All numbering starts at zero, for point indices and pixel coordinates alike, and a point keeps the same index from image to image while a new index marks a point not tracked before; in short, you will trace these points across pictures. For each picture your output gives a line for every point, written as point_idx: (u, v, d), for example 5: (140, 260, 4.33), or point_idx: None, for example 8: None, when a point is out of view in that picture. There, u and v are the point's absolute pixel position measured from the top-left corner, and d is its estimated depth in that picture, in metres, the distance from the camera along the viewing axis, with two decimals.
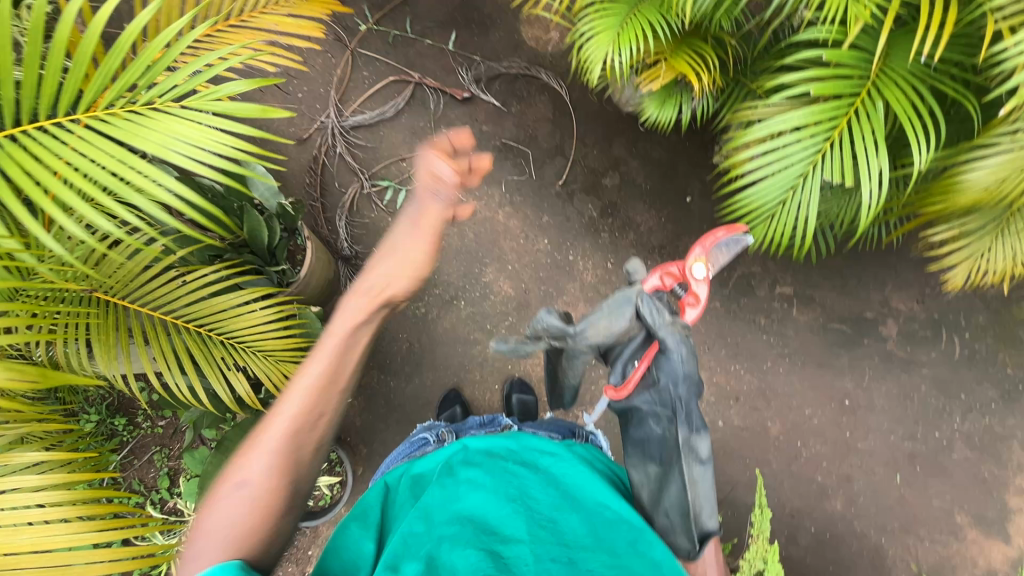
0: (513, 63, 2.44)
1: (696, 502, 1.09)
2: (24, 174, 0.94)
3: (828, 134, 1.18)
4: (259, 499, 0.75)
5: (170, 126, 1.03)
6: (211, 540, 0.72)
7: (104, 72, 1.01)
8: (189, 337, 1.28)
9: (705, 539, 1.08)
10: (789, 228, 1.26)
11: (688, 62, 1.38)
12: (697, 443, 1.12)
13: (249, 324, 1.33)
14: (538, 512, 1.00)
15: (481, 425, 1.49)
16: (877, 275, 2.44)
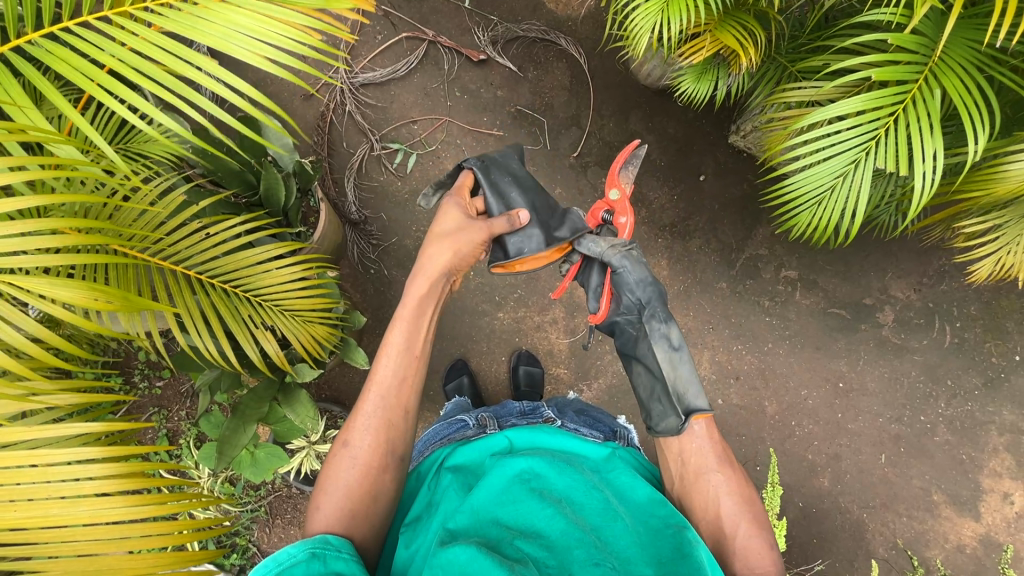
0: (532, 25, 2.34)
1: (678, 383, 1.25)
2: (78, 68, 0.85)
3: (885, 121, 1.16)
4: (366, 463, 1.08)
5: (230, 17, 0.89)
6: (339, 486, 1.05)
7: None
8: (216, 294, 1.22)
9: (690, 412, 1.20)
10: (835, 215, 1.26)
11: (735, 36, 1.33)
12: (664, 331, 1.30)
13: (276, 284, 1.28)
14: (579, 514, 1.02)
15: (522, 415, 1.45)
16: (878, 262, 2.48)
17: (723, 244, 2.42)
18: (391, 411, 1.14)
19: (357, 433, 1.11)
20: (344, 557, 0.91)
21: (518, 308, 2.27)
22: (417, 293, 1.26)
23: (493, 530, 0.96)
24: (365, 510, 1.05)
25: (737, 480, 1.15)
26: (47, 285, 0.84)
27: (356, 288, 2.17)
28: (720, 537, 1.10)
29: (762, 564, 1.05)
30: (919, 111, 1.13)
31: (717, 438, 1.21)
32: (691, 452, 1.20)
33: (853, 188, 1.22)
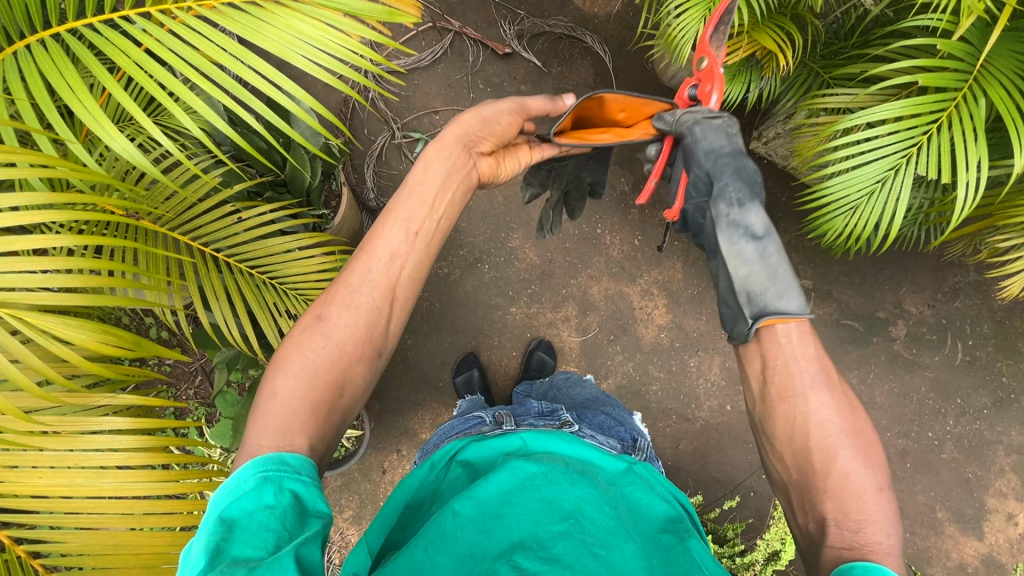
0: (559, 22, 2.33)
1: (750, 280, 0.99)
2: (126, 61, 0.81)
3: (926, 128, 1.14)
4: (335, 346, 0.88)
5: (290, 22, 0.81)
6: (299, 372, 0.85)
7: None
8: (242, 278, 1.23)
9: (758, 315, 0.97)
10: (868, 225, 1.24)
11: (772, 37, 1.33)
12: (740, 216, 1.01)
13: (302, 270, 1.28)
14: (589, 530, 0.98)
15: (540, 415, 1.43)
16: (893, 276, 2.47)
17: None
18: (376, 292, 0.92)
19: (335, 309, 0.90)
20: (304, 478, 0.75)
21: (531, 304, 2.26)
22: (428, 159, 1.03)
23: (498, 533, 0.95)
24: (327, 402, 0.85)
25: (842, 407, 0.90)
26: (60, 325, 0.83)
27: None
28: (813, 475, 0.88)
29: (861, 513, 0.84)
30: (962, 120, 1.11)
31: (813, 352, 0.94)
32: (778, 371, 0.93)
33: (892, 195, 1.19)
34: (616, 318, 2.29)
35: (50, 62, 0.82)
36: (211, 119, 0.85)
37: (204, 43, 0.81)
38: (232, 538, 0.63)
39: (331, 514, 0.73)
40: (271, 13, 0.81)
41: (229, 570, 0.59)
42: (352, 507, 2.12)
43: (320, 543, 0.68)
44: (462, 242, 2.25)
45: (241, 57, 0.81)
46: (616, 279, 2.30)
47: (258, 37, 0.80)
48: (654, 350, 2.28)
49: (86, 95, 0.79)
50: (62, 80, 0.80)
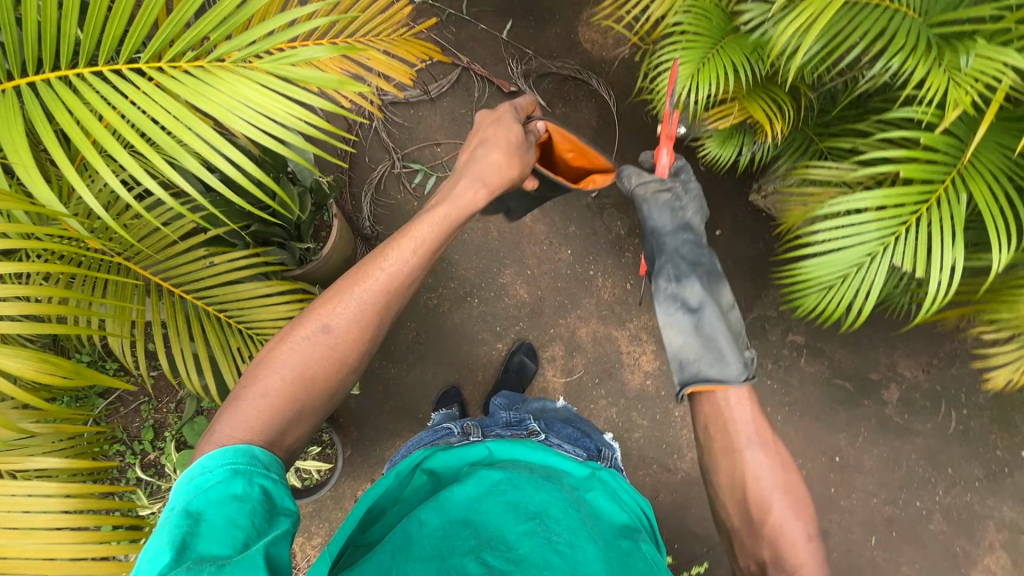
0: (566, 64, 2.36)
1: (687, 347, 1.35)
2: (74, 120, 0.76)
3: (908, 218, 1.14)
4: (333, 349, 0.98)
5: (237, 88, 0.83)
6: (292, 370, 0.94)
7: (170, 25, 0.81)
8: (207, 320, 1.23)
9: (692, 381, 1.29)
10: (844, 304, 1.22)
11: (763, 109, 1.32)
12: (677, 291, 1.42)
13: (270, 316, 1.28)
14: (554, 530, 1.00)
15: (507, 425, 1.40)
16: (889, 338, 2.43)
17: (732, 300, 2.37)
18: (381, 308, 1.03)
19: (337, 316, 0.99)
20: (271, 476, 0.81)
21: (517, 341, 2.26)
22: (457, 204, 1.18)
23: (465, 537, 0.97)
24: (313, 405, 0.95)
25: (773, 467, 1.16)
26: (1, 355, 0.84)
27: None
28: (755, 523, 1.13)
29: (795, 558, 1.07)
30: (943, 214, 1.13)
31: (749, 415, 1.23)
32: (710, 415, 1.27)
33: (868, 280, 1.18)
34: (602, 361, 2.27)
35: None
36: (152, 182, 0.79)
37: (162, 111, 0.79)
38: (198, 533, 0.69)
39: (297, 512, 0.78)
40: (221, 81, 0.83)
41: (195, 568, 0.64)
42: (321, 534, 2.10)
43: (288, 541, 0.74)
44: (454, 274, 2.25)
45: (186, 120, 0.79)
46: (605, 322, 2.29)
47: (197, 99, 0.83)
48: (638, 397, 2.26)
49: (21, 149, 0.73)
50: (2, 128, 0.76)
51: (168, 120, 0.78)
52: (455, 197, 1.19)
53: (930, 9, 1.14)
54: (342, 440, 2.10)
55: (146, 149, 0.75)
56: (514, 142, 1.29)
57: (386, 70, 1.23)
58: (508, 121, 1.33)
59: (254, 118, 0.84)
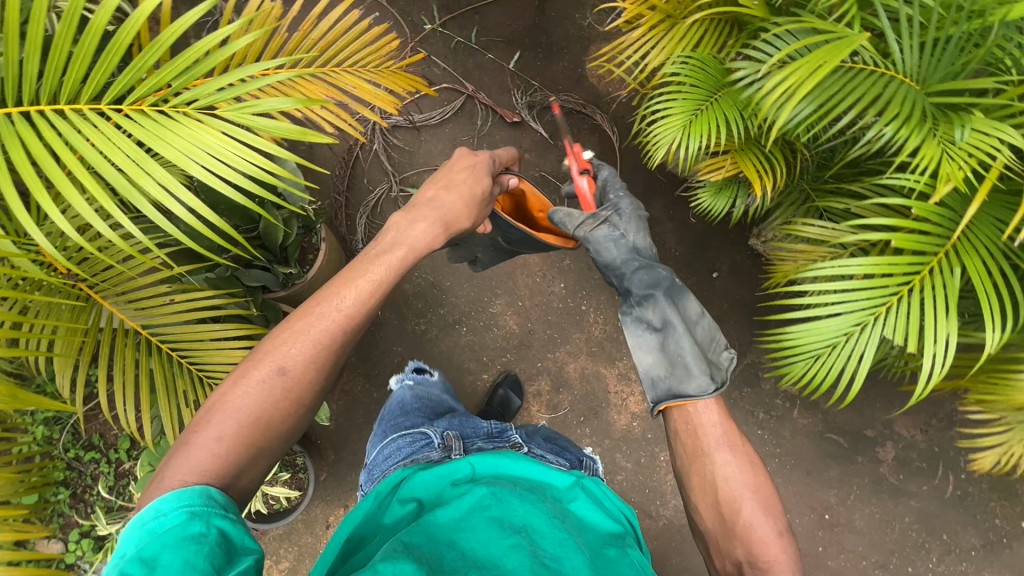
0: (571, 97, 2.35)
1: (656, 367, 1.30)
2: (27, 158, 0.81)
3: (899, 288, 1.11)
4: (282, 388, 0.91)
5: (199, 134, 0.90)
6: (236, 413, 0.87)
7: (136, 68, 0.89)
8: (155, 359, 1.21)
9: (662, 399, 1.25)
10: (831, 375, 1.18)
11: (754, 165, 1.30)
12: (640, 315, 1.35)
13: (224, 362, 1.26)
14: (540, 545, 0.93)
15: (488, 437, 1.34)
16: (888, 395, 2.34)
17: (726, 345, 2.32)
18: (336, 346, 0.98)
19: (287, 355, 0.93)
20: (230, 516, 0.74)
21: (503, 373, 2.22)
22: (414, 246, 1.13)
23: (450, 555, 0.88)
24: (259, 447, 0.88)
25: (741, 464, 1.14)
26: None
27: None
28: (729, 528, 1.09)
29: (767, 555, 1.04)
30: (936, 286, 1.08)
31: (718, 417, 1.21)
32: (681, 420, 1.24)
33: (857, 352, 1.14)
34: (588, 400, 2.23)
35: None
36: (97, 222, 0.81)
37: (118, 153, 0.85)
38: None
39: (261, 550, 0.72)
40: (181, 126, 0.91)
41: None
42: (289, 558, 2.06)
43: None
44: (444, 301, 2.22)
45: (144, 166, 0.85)
46: (594, 359, 2.25)
47: (159, 145, 0.89)
48: (623, 439, 2.20)
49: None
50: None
51: (126, 163, 0.84)
52: (411, 240, 1.14)
53: (927, 77, 1.10)
54: (317, 463, 2.06)
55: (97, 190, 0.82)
56: (475, 195, 1.28)
57: (372, 99, 1.32)
58: (481, 169, 1.32)
59: (212, 163, 0.89)
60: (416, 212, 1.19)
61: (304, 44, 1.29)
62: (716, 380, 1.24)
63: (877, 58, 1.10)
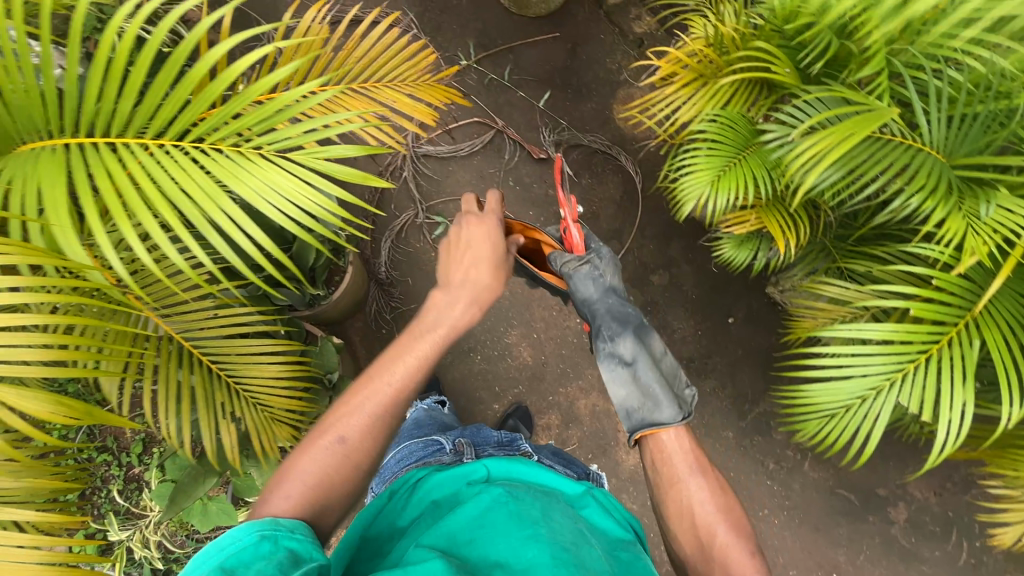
0: (597, 138, 2.42)
1: (627, 399, 1.36)
2: (108, 188, 0.86)
3: (914, 356, 1.12)
4: (344, 459, 0.94)
5: (271, 174, 0.94)
6: (302, 481, 0.90)
7: (218, 116, 0.96)
8: (198, 373, 1.24)
9: (635, 430, 1.31)
10: (844, 434, 1.18)
11: (778, 224, 1.32)
12: (611, 351, 1.41)
13: (260, 377, 1.30)
14: (559, 535, 0.96)
15: (500, 444, 1.37)
16: (902, 454, 2.30)
17: (738, 391, 2.31)
18: (391, 419, 1.02)
19: (348, 425, 0.97)
20: (296, 538, 0.76)
21: (514, 404, 2.23)
22: (453, 325, 1.18)
23: (472, 552, 0.90)
24: (325, 517, 0.89)
25: (711, 491, 1.17)
26: (19, 397, 0.75)
27: (363, 344, 2.20)
28: (708, 554, 1.09)
29: None
30: (953, 358, 1.09)
31: (688, 446, 1.26)
32: (653, 448, 1.28)
33: (870, 415, 1.15)
34: (598, 437, 2.22)
35: (37, 168, 0.88)
36: (169, 250, 0.85)
37: (195, 186, 0.91)
38: None
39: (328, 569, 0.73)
40: (257, 166, 0.94)
41: None
42: None
43: None
44: None
45: (218, 200, 0.90)
46: (606, 396, 2.25)
47: (235, 184, 0.92)
48: (630, 480, 2.19)
49: (62, 213, 0.83)
50: (51, 188, 0.85)
51: (198, 196, 0.90)
52: (450, 319, 1.19)
53: (954, 150, 1.13)
54: None
55: (172, 225, 0.84)
56: (494, 261, 1.31)
57: (410, 112, 1.35)
58: (491, 232, 1.35)
59: (281, 202, 0.93)
60: (454, 291, 1.25)
61: (346, 60, 1.33)
62: (683, 411, 1.30)
63: (905, 130, 1.13)
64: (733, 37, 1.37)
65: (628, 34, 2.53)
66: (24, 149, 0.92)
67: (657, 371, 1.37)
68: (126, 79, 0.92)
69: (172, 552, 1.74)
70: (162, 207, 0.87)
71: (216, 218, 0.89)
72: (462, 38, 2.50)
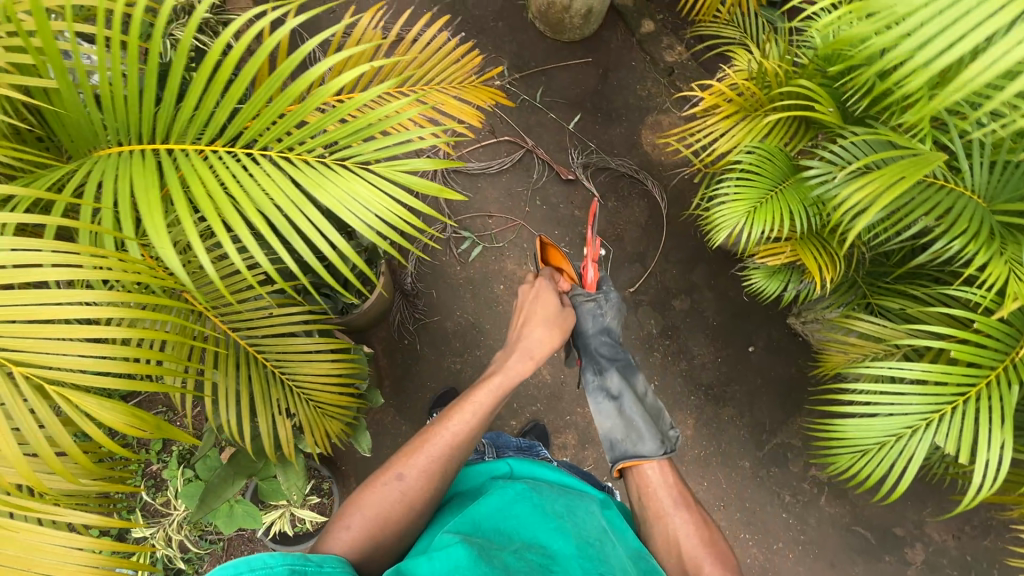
0: (625, 162, 2.46)
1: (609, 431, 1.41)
2: (198, 194, 0.84)
3: (953, 399, 1.12)
4: (404, 496, 1.08)
5: (352, 184, 0.91)
6: (367, 512, 1.04)
7: (311, 127, 0.92)
8: (255, 370, 1.26)
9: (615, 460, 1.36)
10: (874, 470, 1.18)
11: (814, 256, 1.34)
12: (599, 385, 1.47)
13: (311, 375, 1.32)
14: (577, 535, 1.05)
15: (520, 449, 1.50)
16: (919, 493, 2.28)
17: (756, 421, 2.30)
18: (447, 462, 1.14)
19: (408, 466, 1.11)
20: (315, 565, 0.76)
21: (531, 422, 2.22)
22: (508, 377, 1.30)
23: (499, 538, 0.98)
24: (388, 545, 1.02)
25: (696, 522, 1.23)
26: (95, 404, 0.77)
27: (385, 354, 2.22)
28: None
29: None
30: (993, 399, 1.10)
31: (671, 479, 1.31)
32: (637, 477, 1.34)
33: (906, 453, 1.15)
34: None
35: (125, 174, 0.88)
36: (258, 253, 0.82)
37: (280, 193, 0.88)
38: None
39: None
40: (340, 176, 0.91)
41: None
42: None
43: None
44: (482, 342, 2.26)
45: (302, 207, 0.87)
46: None
47: (320, 194, 0.89)
48: None
49: (154, 212, 0.80)
50: (144, 193, 0.84)
51: (285, 202, 0.87)
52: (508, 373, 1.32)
53: (994, 195, 1.16)
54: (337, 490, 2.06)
55: (265, 229, 0.83)
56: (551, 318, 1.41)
57: (456, 113, 1.34)
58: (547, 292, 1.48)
59: (359, 211, 0.91)
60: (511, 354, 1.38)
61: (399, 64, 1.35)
62: (664, 445, 1.34)
63: (947, 174, 1.16)
64: (776, 73, 1.41)
65: (659, 63, 2.58)
66: (102, 153, 0.94)
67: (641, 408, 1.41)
68: (212, 81, 0.90)
69: (185, 553, 1.72)
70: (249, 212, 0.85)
71: (302, 223, 0.86)
72: (497, 58, 2.56)
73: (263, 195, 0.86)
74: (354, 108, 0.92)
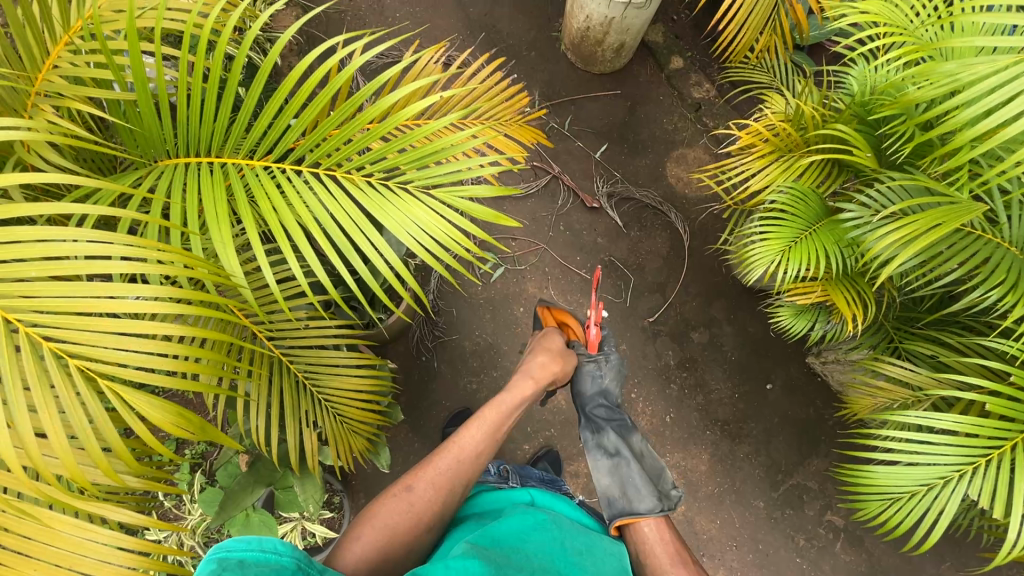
0: (649, 193, 2.49)
1: (605, 488, 1.40)
2: (261, 209, 0.89)
3: (986, 453, 1.10)
4: (415, 511, 1.08)
5: (413, 208, 0.94)
6: (379, 525, 1.03)
7: (377, 152, 0.95)
8: (287, 379, 1.27)
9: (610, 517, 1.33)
10: (902, 518, 1.16)
11: (845, 298, 1.34)
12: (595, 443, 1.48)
13: (342, 388, 1.33)
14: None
15: (542, 480, 1.49)
16: (938, 546, 2.22)
17: (772, 460, 2.26)
18: (457, 476, 1.16)
19: (421, 481, 1.12)
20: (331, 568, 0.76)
21: (544, 447, 2.21)
22: (516, 397, 1.35)
23: (517, 558, 0.97)
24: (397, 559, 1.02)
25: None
26: (144, 402, 0.76)
27: (402, 370, 2.23)
28: None
29: None
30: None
31: (667, 536, 1.29)
32: (635, 532, 1.31)
33: (937, 504, 1.13)
34: None
35: (197, 184, 0.92)
36: (317, 268, 0.89)
37: (339, 209, 0.91)
38: None
39: None
40: (401, 200, 0.94)
41: None
42: None
43: None
44: (498, 364, 2.26)
45: (363, 226, 0.91)
46: None
47: (382, 216, 0.93)
48: None
49: (224, 225, 0.86)
50: (211, 205, 0.89)
51: (346, 221, 0.91)
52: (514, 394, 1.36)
53: None
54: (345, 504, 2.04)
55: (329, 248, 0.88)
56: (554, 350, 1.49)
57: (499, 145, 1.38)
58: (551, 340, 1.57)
59: (416, 233, 0.94)
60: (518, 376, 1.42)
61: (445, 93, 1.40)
62: (661, 504, 1.33)
63: (983, 224, 1.17)
64: (812, 116, 1.45)
65: (686, 99, 2.64)
66: (172, 163, 0.99)
67: (638, 466, 1.41)
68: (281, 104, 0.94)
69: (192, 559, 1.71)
70: (308, 229, 0.88)
71: (359, 244, 0.91)
72: (529, 86, 2.62)
73: (326, 213, 0.90)
74: (422, 135, 0.95)
